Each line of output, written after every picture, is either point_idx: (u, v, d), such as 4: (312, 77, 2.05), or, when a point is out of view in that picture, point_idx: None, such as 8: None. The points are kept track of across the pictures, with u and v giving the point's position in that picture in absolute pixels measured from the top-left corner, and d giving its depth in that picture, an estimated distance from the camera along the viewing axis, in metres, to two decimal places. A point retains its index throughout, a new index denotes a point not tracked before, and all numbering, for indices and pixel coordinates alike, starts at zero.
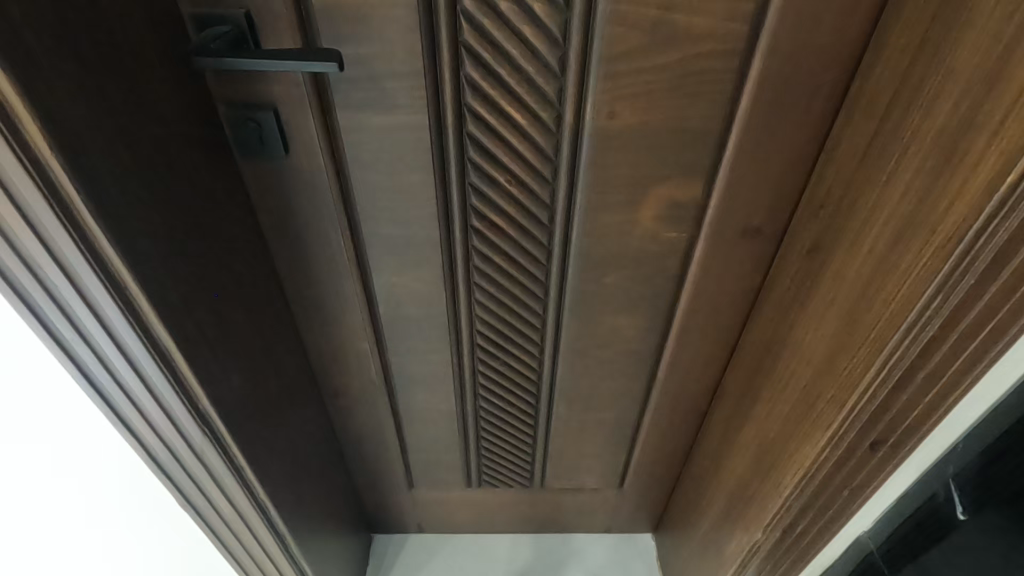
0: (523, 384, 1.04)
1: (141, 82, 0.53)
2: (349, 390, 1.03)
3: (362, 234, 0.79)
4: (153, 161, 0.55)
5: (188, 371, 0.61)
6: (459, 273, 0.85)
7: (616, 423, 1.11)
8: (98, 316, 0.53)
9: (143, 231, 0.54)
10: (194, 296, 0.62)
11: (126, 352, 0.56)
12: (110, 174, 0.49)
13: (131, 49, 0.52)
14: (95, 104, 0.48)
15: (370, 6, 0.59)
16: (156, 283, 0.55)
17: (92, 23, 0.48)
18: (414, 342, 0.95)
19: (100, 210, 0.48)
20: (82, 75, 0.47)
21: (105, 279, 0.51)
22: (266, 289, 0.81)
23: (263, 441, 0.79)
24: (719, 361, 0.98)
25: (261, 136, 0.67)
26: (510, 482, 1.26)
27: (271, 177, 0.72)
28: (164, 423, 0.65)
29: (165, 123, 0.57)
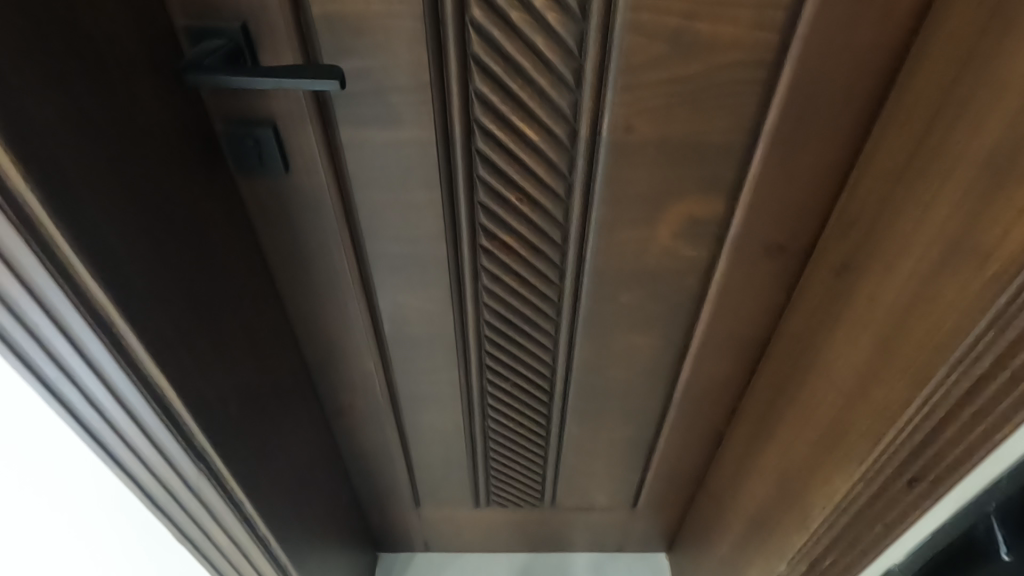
0: (533, 403, 1.01)
1: (131, 103, 0.50)
2: (354, 410, 1.00)
3: (366, 253, 0.76)
4: (144, 187, 0.52)
5: (179, 401, 0.58)
6: (468, 293, 0.82)
7: (630, 443, 1.08)
8: (80, 350, 0.50)
9: (129, 258, 0.50)
10: (186, 321, 0.59)
11: (113, 390, 0.54)
12: (93, 201, 0.46)
13: (119, 67, 0.49)
14: (78, 131, 0.45)
15: (374, 18, 0.55)
16: (144, 313, 0.52)
17: (74, 42, 0.44)
18: (421, 363, 0.92)
19: (85, 245, 0.45)
20: (63, 98, 0.43)
21: (86, 313, 0.48)
22: (267, 310, 0.78)
23: (263, 471, 0.76)
24: (739, 381, 0.94)
25: (260, 153, 0.64)
26: (519, 501, 1.23)
27: (272, 195, 0.69)
28: (156, 458, 0.61)
29: (157, 143, 0.54)
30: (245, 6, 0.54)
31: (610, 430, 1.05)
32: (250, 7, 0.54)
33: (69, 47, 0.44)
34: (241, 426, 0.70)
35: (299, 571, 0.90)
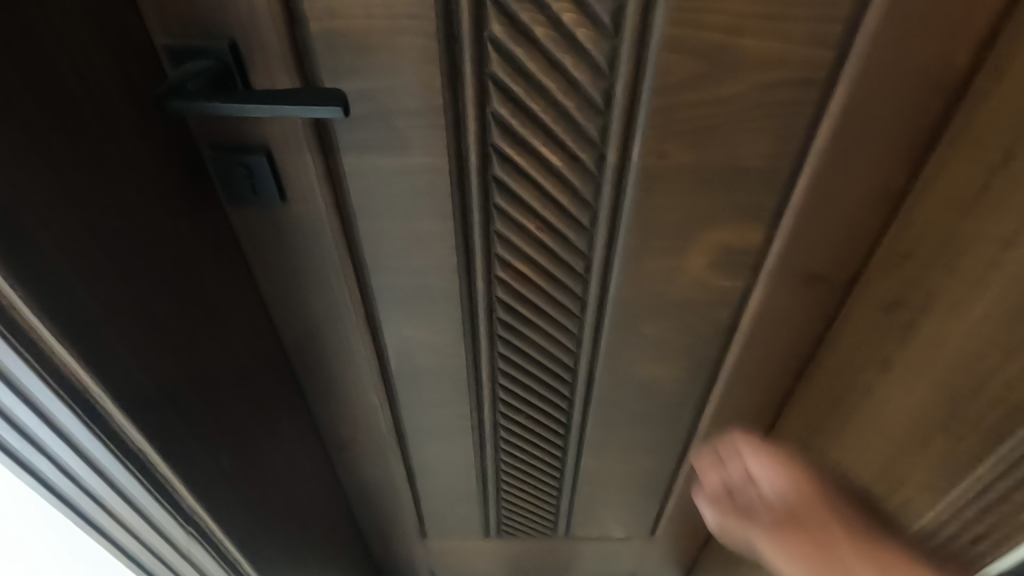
0: (548, 435, 0.95)
1: (105, 140, 0.45)
2: (357, 445, 0.94)
3: (371, 286, 0.70)
4: (124, 234, 0.47)
5: (152, 452, 0.52)
6: (481, 325, 0.76)
7: (650, 475, 1.02)
8: (31, 404, 0.44)
9: (95, 304, 0.44)
10: (166, 368, 0.53)
11: (87, 457, 0.49)
12: (64, 259, 0.41)
13: (89, 93, 0.43)
14: (45, 178, 0.39)
15: (380, 35, 0.49)
16: (112, 363, 0.46)
17: (32, 69, 0.38)
18: (429, 397, 0.86)
19: (55, 312, 0.41)
20: (17, 133, 0.37)
21: (37, 364, 0.42)
22: (262, 347, 0.72)
23: (257, 521, 0.72)
24: (769, 414, 0.88)
25: (253, 183, 0.58)
26: (531, 531, 1.17)
27: (266, 226, 0.63)
28: (128, 513, 0.56)
29: (133, 175, 0.48)
30: (235, 23, 0.48)
31: (629, 462, 0.99)
32: (241, 23, 0.48)
33: (26, 75, 0.38)
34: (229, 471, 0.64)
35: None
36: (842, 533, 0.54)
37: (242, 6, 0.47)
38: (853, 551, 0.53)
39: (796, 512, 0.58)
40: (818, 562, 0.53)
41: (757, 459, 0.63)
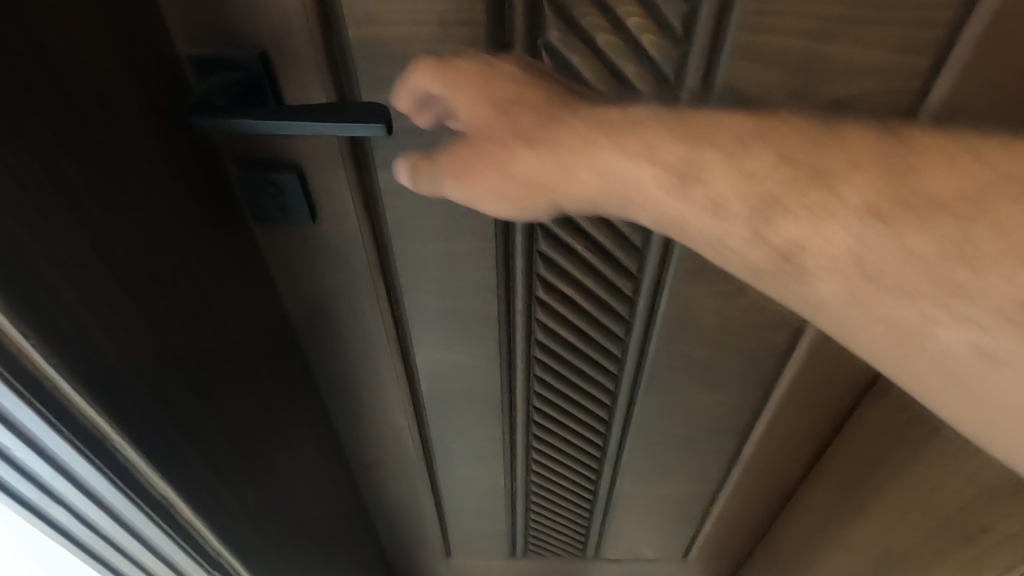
0: (582, 457, 0.91)
1: (126, 165, 0.41)
2: (382, 464, 0.90)
3: (403, 308, 0.66)
4: (145, 267, 0.43)
5: (161, 481, 0.48)
6: (518, 348, 0.72)
7: (688, 499, 0.97)
8: (22, 435, 0.39)
9: (105, 335, 0.40)
10: (183, 400, 0.48)
11: (103, 504, 0.46)
12: (82, 302, 0.38)
13: (104, 109, 0.38)
14: (59, 214, 0.36)
15: (425, 45, 0.44)
16: (125, 402, 0.42)
17: (42, 86, 0.34)
18: (460, 419, 0.81)
19: (72, 361, 0.37)
20: (22, 158, 0.33)
21: (26, 392, 0.37)
22: (288, 371, 0.68)
23: (277, 551, 0.69)
24: (823, 439, 0.83)
25: (282, 202, 0.53)
26: (559, 551, 1.13)
27: (295, 246, 0.59)
28: (135, 546, 0.51)
29: (150, 194, 0.43)
30: (266, 32, 0.43)
31: (666, 485, 0.94)
32: (273, 32, 0.43)
33: (34, 96, 0.34)
34: (246, 497, 0.60)
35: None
36: (529, 153, 0.36)
37: (275, 13, 0.42)
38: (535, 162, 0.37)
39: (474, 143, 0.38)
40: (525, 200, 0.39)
41: (421, 80, 0.38)
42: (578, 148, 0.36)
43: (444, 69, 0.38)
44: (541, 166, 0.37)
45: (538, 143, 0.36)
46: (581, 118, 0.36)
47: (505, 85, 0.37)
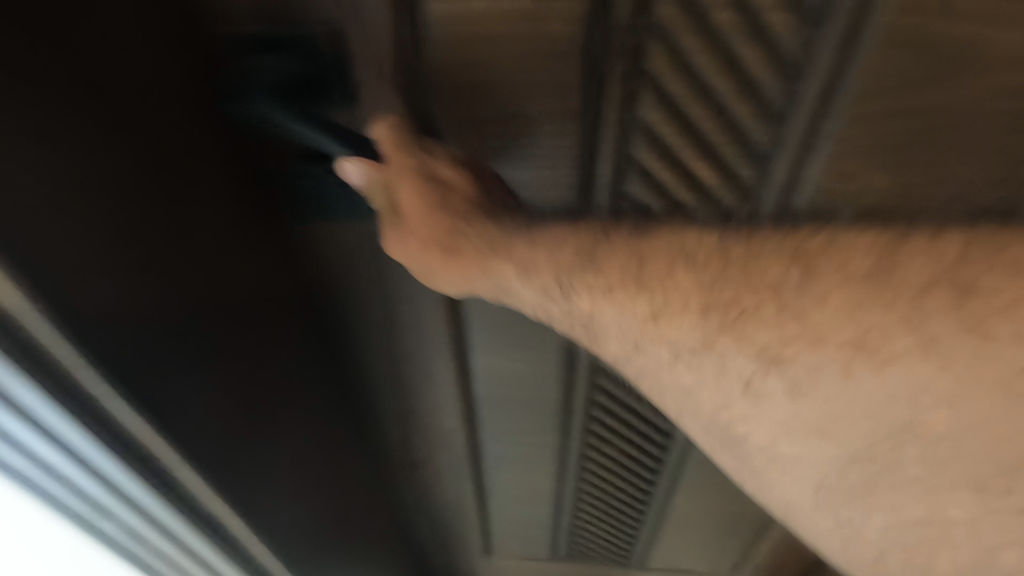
0: (636, 469, 0.86)
1: (170, 159, 0.38)
2: (426, 463, 0.87)
3: (461, 312, 0.62)
4: (195, 272, 0.40)
5: (208, 497, 0.45)
6: (582, 354, 0.67)
7: (745, 516, 0.91)
8: (73, 455, 0.36)
9: (157, 351, 0.36)
10: (228, 409, 0.45)
11: (154, 522, 0.44)
12: (135, 318, 0.35)
13: (141, 93, 0.35)
14: (102, 220, 0.32)
15: (510, 23, 0.39)
16: (181, 421, 0.39)
17: (74, 63, 0.30)
18: (512, 422, 0.78)
19: (128, 385, 0.34)
20: (54, 148, 0.29)
21: (72, 413, 0.33)
22: (331, 367, 0.66)
23: (322, 556, 0.67)
24: None
25: (337, 196, 0.49)
26: (601, 557, 1.10)
27: (352, 243, 0.54)
28: (181, 560, 0.49)
29: (191, 187, 0.39)
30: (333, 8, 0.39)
31: (725, 502, 0.89)
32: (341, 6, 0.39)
33: (64, 86, 0.30)
34: (290, 507, 0.58)
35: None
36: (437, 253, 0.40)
37: None
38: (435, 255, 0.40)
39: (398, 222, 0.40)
40: (434, 279, 0.42)
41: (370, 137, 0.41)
42: (464, 255, 0.39)
43: (385, 118, 0.40)
44: (451, 270, 0.40)
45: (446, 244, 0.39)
46: (468, 200, 0.39)
47: (412, 167, 0.39)
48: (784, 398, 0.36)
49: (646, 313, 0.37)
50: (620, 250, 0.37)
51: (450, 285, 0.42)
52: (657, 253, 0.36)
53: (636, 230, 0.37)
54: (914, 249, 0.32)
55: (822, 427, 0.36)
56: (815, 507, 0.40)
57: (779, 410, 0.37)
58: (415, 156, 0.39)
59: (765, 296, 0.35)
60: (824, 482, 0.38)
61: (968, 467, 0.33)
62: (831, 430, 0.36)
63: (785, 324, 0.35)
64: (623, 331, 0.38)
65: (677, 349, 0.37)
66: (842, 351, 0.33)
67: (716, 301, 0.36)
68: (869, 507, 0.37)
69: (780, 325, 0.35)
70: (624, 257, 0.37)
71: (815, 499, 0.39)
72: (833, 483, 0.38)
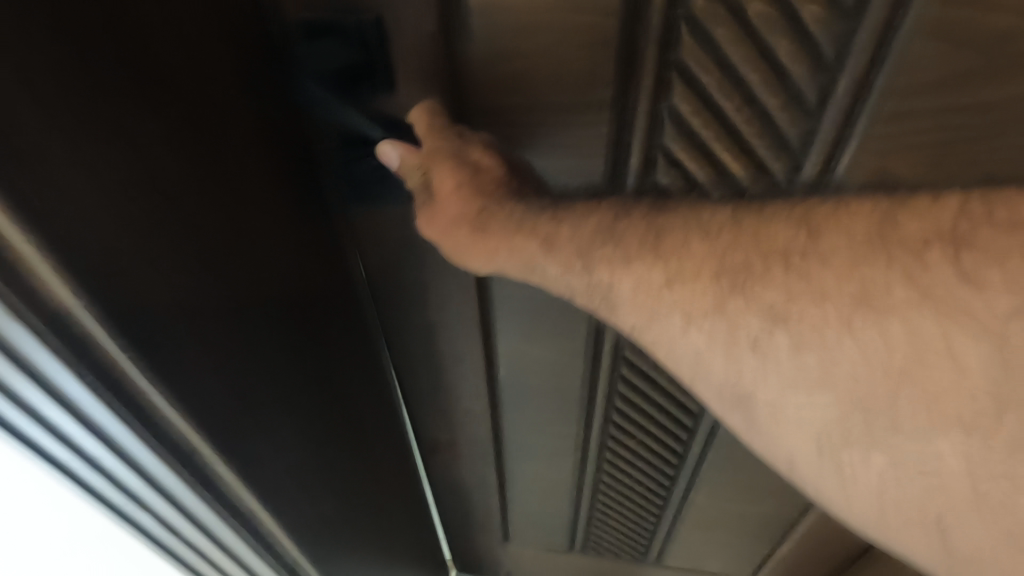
0: (657, 464, 0.86)
1: (221, 151, 0.40)
2: (449, 447, 0.89)
3: (491, 295, 0.63)
4: (237, 265, 0.42)
5: (244, 492, 0.47)
6: (606, 344, 0.67)
7: (766, 519, 0.91)
8: (117, 449, 0.38)
9: (198, 343, 0.38)
10: (267, 402, 0.47)
11: (188, 510, 0.46)
12: (178, 311, 0.36)
13: (194, 98, 0.37)
14: (157, 211, 0.34)
15: (546, 13, 0.40)
16: (217, 413, 0.41)
17: (140, 72, 0.33)
18: (535, 412, 0.79)
19: (169, 378, 0.36)
20: (121, 148, 0.32)
21: (122, 410, 0.35)
22: (361, 359, 0.67)
23: (346, 548, 0.69)
24: None
25: (378, 179, 0.51)
26: (620, 552, 1.10)
27: (390, 226, 0.57)
28: (212, 547, 0.51)
29: (237, 187, 0.42)
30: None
31: (746, 503, 0.88)
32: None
33: (132, 81, 0.32)
34: (320, 500, 0.59)
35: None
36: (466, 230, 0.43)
37: None
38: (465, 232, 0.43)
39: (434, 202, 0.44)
40: (464, 257, 0.44)
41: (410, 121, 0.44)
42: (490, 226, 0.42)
43: (424, 105, 0.44)
44: (476, 245, 0.43)
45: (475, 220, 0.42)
46: (495, 183, 0.42)
47: (448, 155, 0.42)
48: (787, 346, 0.34)
49: (665, 300, 0.38)
50: (629, 238, 0.38)
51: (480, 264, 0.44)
52: (677, 221, 0.38)
53: (652, 212, 0.39)
54: (902, 219, 0.32)
55: (824, 370, 0.33)
56: (816, 458, 0.36)
57: (782, 365, 0.35)
58: (450, 142, 0.43)
59: (778, 254, 0.35)
60: (823, 430, 0.35)
61: (957, 413, 0.30)
62: (833, 374, 0.33)
63: (785, 293, 0.34)
64: (636, 301, 0.39)
65: (691, 329, 0.38)
66: (844, 306, 0.32)
67: (723, 289, 0.36)
68: (867, 448, 0.33)
69: (789, 294, 0.34)
70: (646, 235, 0.38)
71: (817, 450, 0.36)
72: (833, 432, 0.34)
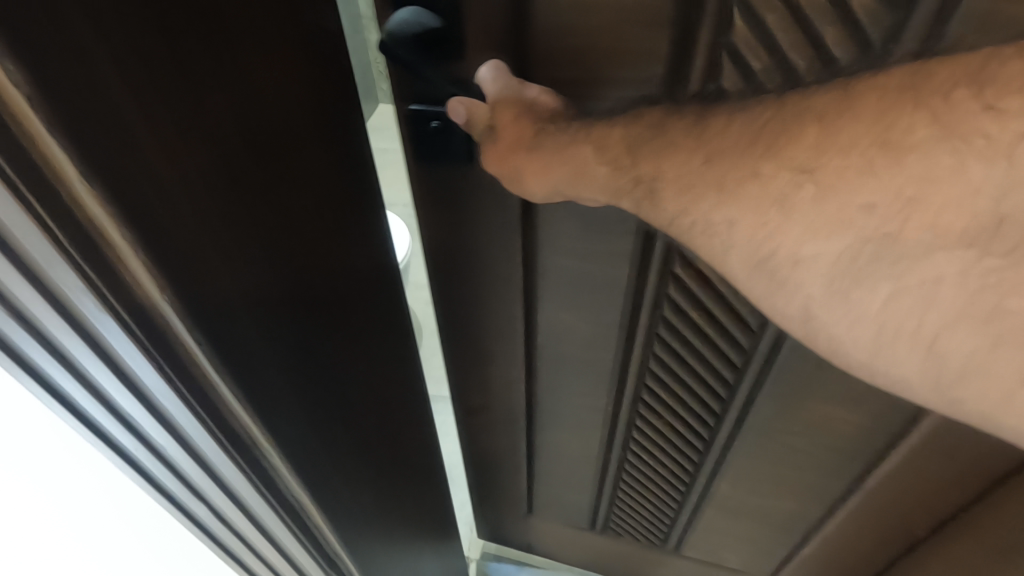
0: (684, 448, 0.88)
1: (297, 132, 0.40)
2: (482, 413, 0.94)
3: (537, 265, 0.67)
4: (296, 250, 0.43)
5: (280, 461, 0.50)
6: (642, 320, 0.70)
7: (787, 516, 0.92)
8: (168, 426, 0.41)
9: (250, 316, 0.41)
10: (311, 381, 0.50)
11: (225, 486, 0.49)
12: (236, 288, 0.39)
13: (275, 84, 0.37)
14: (226, 192, 0.36)
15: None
16: (261, 383, 0.44)
17: (224, 61, 0.33)
18: (569, 384, 0.83)
19: (219, 349, 0.39)
20: (203, 132, 0.33)
21: (179, 385, 0.38)
22: (402, 348, 0.68)
23: (371, 510, 0.73)
24: (960, 504, 0.74)
25: (444, 141, 0.56)
26: (638, 536, 1.13)
27: (448, 190, 0.61)
28: (243, 524, 0.54)
29: (310, 171, 0.43)
30: None
31: (768, 497, 0.90)
32: None
33: (218, 61, 0.32)
34: (351, 466, 0.63)
35: (387, 534, 0.82)
36: (528, 152, 0.49)
37: None
38: (529, 154, 0.49)
39: (500, 133, 0.50)
40: (520, 176, 0.51)
41: (479, 77, 0.50)
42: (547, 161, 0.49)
43: (495, 58, 0.49)
44: (540, 163, 0.49)
45: (536, 147, 0.49)
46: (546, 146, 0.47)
47: (516, 97, 0.48)
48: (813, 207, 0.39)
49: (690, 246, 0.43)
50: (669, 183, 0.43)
51: (535, 185, 0.51)
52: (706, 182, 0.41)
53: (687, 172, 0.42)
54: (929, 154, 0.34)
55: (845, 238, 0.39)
56: (827, 299, 0.41)
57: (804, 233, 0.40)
58: (516, 86, 0.49)
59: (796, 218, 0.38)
60: (837, 271, 0.40)
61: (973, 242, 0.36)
62: (849, 221, 0.38)
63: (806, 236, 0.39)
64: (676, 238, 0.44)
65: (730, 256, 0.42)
66: (869, 151, 0.36)
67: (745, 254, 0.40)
68: (870, 324, 0.41)
69: (820, 180, 0.37)
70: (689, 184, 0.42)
71: (831, 303, 0.42)
72: (851, 271, 0.39)
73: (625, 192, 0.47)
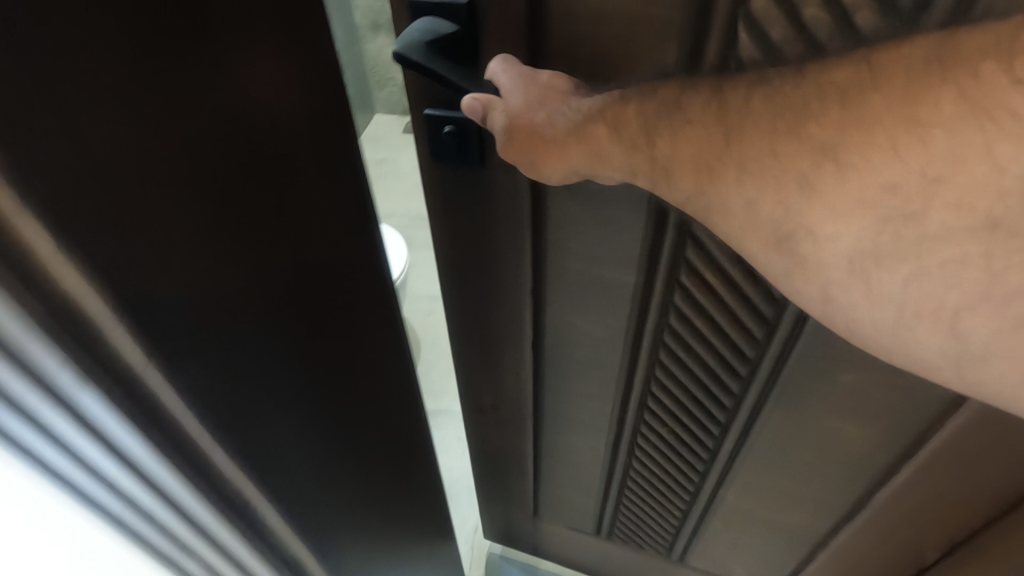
0: (688, 457, 0.88)
1: (272, 133, 0.40)
2: (492, 412, 0.95)
3: (547, 269, 0.68)
4: (269, 255, 0.43)
5: (250, 488, 0.48)
6: (648, 325, 0.70)
7: (793, 529, 0.91)
8: (129, 465, 0.39)
9: (219, 327, 0.40)
10: (298, 384, 0.51)
11: (192, 519, 0.46)
12: (200, 301, 0.37)
13: (249, 93, 0.37)
14: (189, 199, 0.35)
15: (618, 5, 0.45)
16: (230, 400, 0.42)
17: (187, 65, 0.33)
18: (576, 387, 0.84)
19: (176, 372, 0.37)
20: (164, 140, 0.33)
21: (133, 416, 0.36)
22: (393, 367, 0.67)
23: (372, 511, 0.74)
24: (970, 526, 0.73)
25: (458, 145, 0.58)
26: (643, 544, 1.13)
27: (462, 190, 0.63)
28: (218, 557, 0.51)
29: (286, 179, 0.42)
30: None
31: (774, 509, 0.89)
32: None
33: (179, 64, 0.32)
34: (349, 466, 0.64)
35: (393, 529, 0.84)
36: (546, 133, 0.50)
37: None
38: (547, 135, 0.50)
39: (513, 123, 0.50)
40: (536, 161, 0.52)
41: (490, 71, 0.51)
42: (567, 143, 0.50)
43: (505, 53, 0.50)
44: (558, 146, 0.50)
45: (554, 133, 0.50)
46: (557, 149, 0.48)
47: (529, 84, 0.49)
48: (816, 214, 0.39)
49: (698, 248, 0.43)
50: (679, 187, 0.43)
51: (552, 165, 0.51)
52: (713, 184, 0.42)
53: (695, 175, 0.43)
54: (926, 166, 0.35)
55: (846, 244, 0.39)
56: (848, 281, 0.41)
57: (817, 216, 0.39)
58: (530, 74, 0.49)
59: None
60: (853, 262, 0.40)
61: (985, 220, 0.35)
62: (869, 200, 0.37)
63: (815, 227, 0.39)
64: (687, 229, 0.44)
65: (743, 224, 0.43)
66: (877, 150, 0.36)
67: None
68: (878, 323, 0.42)
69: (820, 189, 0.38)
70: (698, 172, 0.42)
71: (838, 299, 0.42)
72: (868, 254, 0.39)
73: (640, 171, 0.47)
